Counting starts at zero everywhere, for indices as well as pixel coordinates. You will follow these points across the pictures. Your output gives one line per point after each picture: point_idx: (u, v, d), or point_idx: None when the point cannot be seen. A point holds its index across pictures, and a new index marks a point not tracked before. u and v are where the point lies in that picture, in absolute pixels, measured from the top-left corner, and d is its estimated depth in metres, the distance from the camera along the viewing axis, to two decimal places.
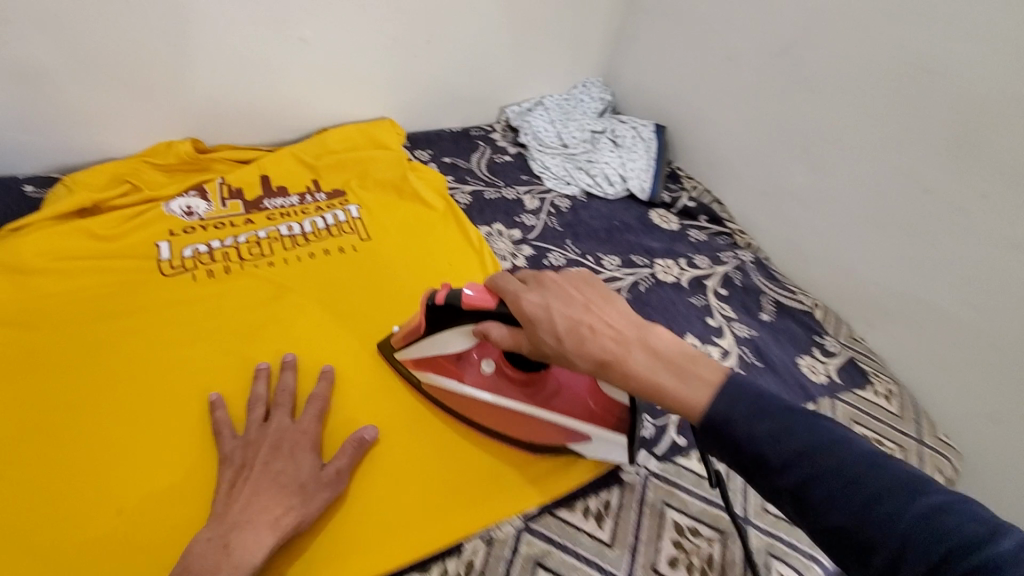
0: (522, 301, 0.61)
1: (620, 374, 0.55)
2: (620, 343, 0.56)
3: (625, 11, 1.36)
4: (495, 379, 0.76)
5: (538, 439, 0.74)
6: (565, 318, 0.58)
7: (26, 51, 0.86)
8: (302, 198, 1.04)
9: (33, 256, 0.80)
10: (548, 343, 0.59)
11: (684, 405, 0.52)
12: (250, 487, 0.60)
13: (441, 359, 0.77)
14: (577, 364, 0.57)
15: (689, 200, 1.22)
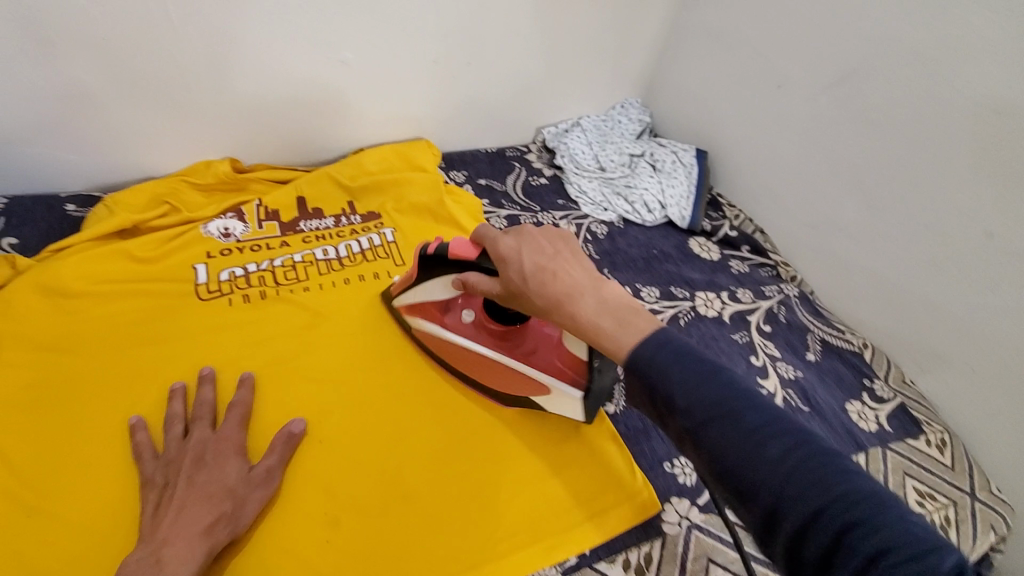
0: (499, 243, 0.62)
1: (568, 314, 0.55)
2: (576, 287, 0.56)
3: (668, 33, 1.33)
4: (475, 328, 0.78)
5: (506, 386, 0.78)
6: (533, 260, 0.59)
7: (75, 74, 0.87)
8: (338, 220, 1.03)
9: (73, 279, 0.79)
10: (513, 280, 0.60)
11: (618, 348, 0.52)
12: (178, 500, 0.59)
13: (429, 305, 0.80)
14: (534, 299, 0.58)
15: (730, 229, 1.19)
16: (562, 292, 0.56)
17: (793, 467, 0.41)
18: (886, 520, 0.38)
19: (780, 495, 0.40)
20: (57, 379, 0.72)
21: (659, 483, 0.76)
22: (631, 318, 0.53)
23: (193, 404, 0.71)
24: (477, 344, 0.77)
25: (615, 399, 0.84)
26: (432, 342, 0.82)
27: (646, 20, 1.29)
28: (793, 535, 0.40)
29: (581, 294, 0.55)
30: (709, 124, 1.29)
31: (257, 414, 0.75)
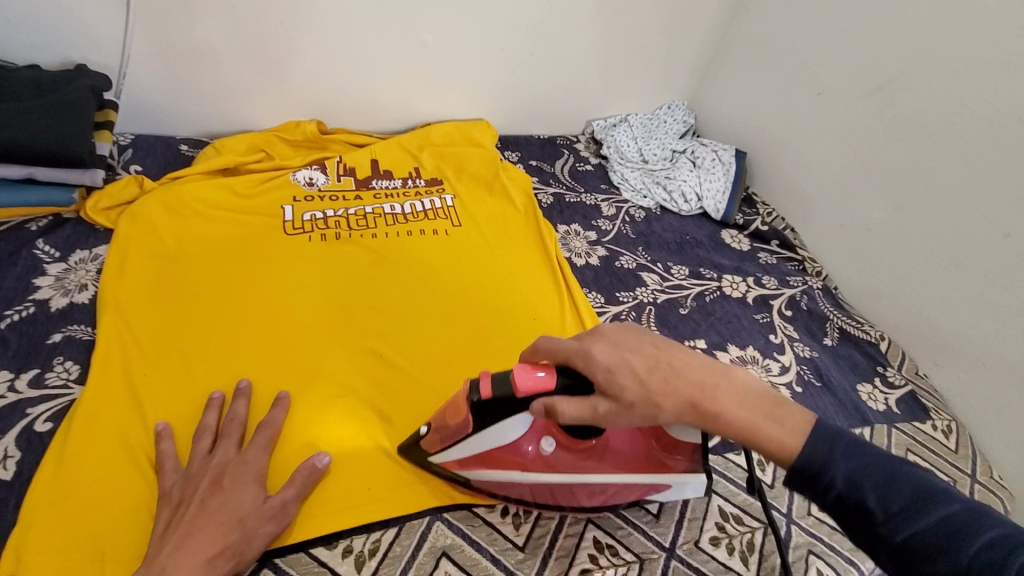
0: (594, 355, 0.58)
1: (711, 414, 0.56)
2: (702, 384, 0.57)
3: (717, 42, 1.43)
4: (563, 458, 0.67)
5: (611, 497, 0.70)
6: (643, 362, 0.57)
7: (204, 34, 1.02)
8: (404, 182, 1.15)
9: (195, 201, 0.95)
10: (633, 389, 0.56)
11: (778, 447, 0.54)
12: (187, 525, 0.57)
13: (498, 453, 0.66)
14: (663, 408, 0.56)
15: (761, 224, 1.27)
16: (694, 396, 0.56)
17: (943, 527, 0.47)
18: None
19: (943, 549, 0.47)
20: (169, 284, 0.84)
21: None
22: (776, 408, 0.57)
23: (225, 418, 0.70)
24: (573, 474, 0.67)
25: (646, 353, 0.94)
26: (509, 488, 0.69)
27: (698, 28, 1.39)
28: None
29: (713, 390, 0.56)
30: (749, 127, 1.38)
31: (285, 434, 0.72)
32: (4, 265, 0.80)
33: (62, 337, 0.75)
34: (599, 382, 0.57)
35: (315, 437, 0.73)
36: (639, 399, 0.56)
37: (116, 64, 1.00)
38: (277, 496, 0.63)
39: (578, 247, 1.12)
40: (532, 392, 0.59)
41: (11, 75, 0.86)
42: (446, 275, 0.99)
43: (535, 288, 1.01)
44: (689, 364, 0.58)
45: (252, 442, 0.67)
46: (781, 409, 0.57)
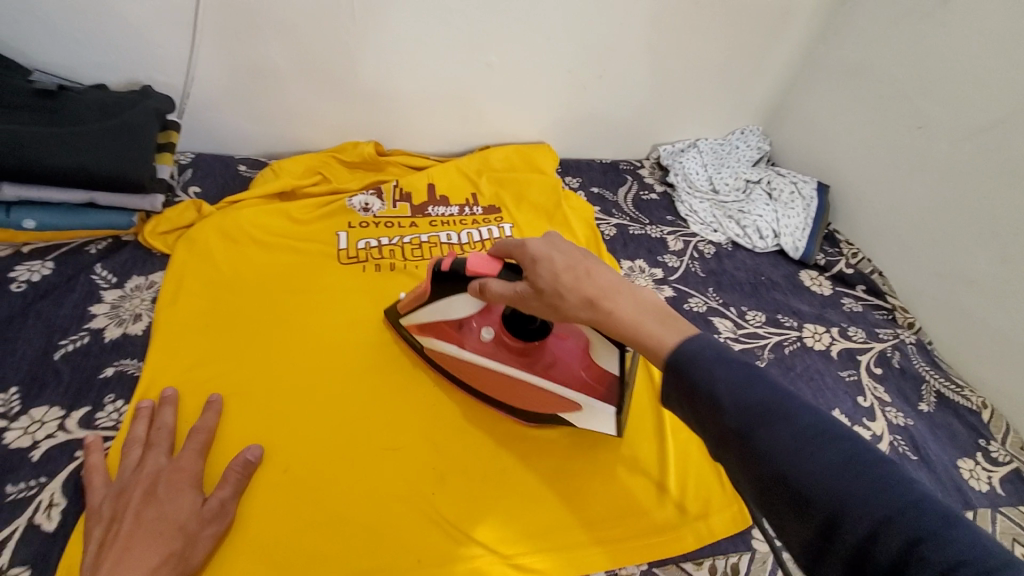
0: (527, 245, 0.61)
1: (606, 311, 0.54)
2: (612, 287, 0.55)
3: (799, 65, 1.32)
4: (495, 348, 0.76)
5: (526, 404, 0.76)
6: (564, 258, 0.58)
7: (267, 54, 1.00)
8: (461, 209, 1.10)
9: (255, 228, 0.93)
10: (544, 278, 0.58)
11: (655, 343, 0.50)
12: (124, 538, 0.54)
13: (447, 326, 0.78)
14: (565, 301, 0.56)
15: (845, 267, 1.16)
16: (595, 293, 0.55)
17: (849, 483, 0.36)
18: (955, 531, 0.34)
19: (836, 507, 0.36)
20: (218, 313, 0.82)
21: None
22: (674, 321, 0.51)
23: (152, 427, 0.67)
24: (496, 363, 0.75)
25: None
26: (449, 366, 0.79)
27: (779, 50, 1.29)
28: (849, 550, 0.35)
29: (615, 296, 0.54)
30: (833, 158, 1.27)
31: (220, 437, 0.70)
32: (62, 291, 0.79)
33: (114, 372, 0.73)
34: (525, 267, 0.61)
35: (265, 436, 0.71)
36: (548, 290, 0.57)
37: (181, 84, 0.99)
38: (216, 499, 0.62)
39: (643, 285, 1.04)
40: (475, 270, 0.68)
41: (76, 98, 0.84)
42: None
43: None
44: (610, 273, 0.56)
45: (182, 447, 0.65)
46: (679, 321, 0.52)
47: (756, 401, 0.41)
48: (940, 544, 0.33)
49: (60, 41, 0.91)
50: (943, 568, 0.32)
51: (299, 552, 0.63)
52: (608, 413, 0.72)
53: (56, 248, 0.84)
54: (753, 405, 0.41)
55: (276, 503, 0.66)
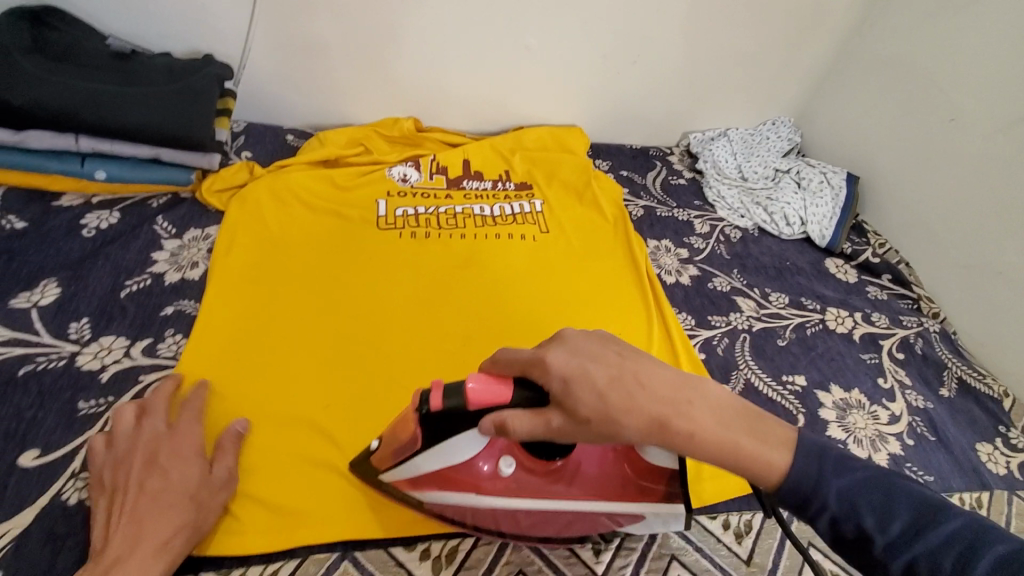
0: (549, 363, 0.50)
1: (682, 433, 0.47)
2: (675, 398, 0.48)
3: (834, 57, 1.33)
4: (520, 480, 0.60)
5: (575, 526, 0.63)
6: (604, 372, 0.49)
7: (318, 29, 1.06)
8: (494, 184, 1.14)
9: (302, 191, 0.99)
10: (589, 404, 0.47)
11: (760, 466, 0.47)
12: (131, 513, 0.55)
13: (449, 472, 0.59)
14: (625, 430, 0.47)
15: (872, 256, 1.17)
16: (664, 413, 0.47)
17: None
18: None
19: None
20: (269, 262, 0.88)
21: None
22: (758, 426, 0.49)
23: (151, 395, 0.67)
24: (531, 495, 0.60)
25: (731, 382, 0.89)
26: (466, 510, 0.62)
27: (814, 41, 1.30)
28: None
29: (686, 409, 0.48)
30: (864, 150, 1.27)
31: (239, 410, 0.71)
32: (128, 238, 0.85)
33: (174, 310, 0.79)
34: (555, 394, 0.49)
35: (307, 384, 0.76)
36: (597, 418, 0.47)
37: (237, 55, 1.06)
38: (221, 469, 0.63)
39: (669, 264, 1.07)
40: (481, 403, 0.52)
41: (146, 62, 0.90)
42: (532, 274, 0.99)
43: (622, 293, 0.99)
44: (659, 380, 0.49)
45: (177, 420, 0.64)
46: (753, 421, 0.49)
47: (869, 500, 0.43)
48: None
49: (130, 11, 0.97)
50: None
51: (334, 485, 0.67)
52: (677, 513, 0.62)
53: (121, 200, 0.90)
54: (867, 505, 0.43)
55: (313, 442, 0.70)
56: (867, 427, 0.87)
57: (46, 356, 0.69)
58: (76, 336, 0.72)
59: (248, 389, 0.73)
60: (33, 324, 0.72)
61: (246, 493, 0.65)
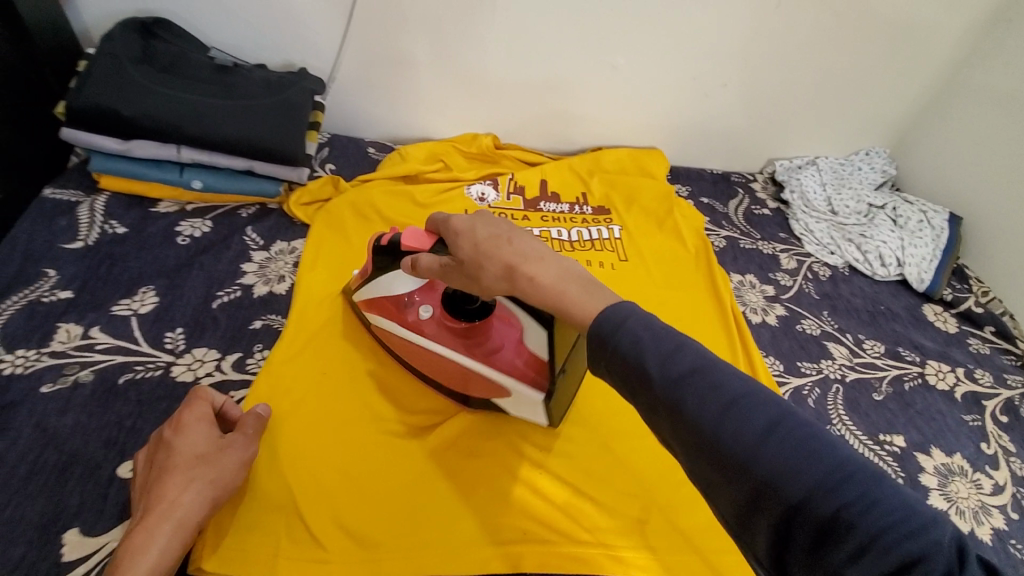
0: (453, 219, 0.59)
1: (527, 279, 0.51)
2: (534, 255, 0.53)
3: (941, 86, 1.24)
4: (433, 327, 0.74)
5: (463, 389, 0.74)
6: (488, 229, 0.56)
7: (408, 44, 1.05)
8: (572, 207, 1.11)
9: (384, 207, 0.99)
10: (465, 250, 0.56)
11: (598, 329, 0.48)
12: (147, 480, 0.58)
13: (385, 301, 0.76)
14: (488, 271, 0.54)
15: (975, 305, 1.08)
16: (517, 265, 0.52)
17: (772, 455, 0.36)
18: (879, 496, 0.34)
19: (765, 478, 0.36)
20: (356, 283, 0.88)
21: None
22: None
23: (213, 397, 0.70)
24: (434, 342, 0.73)
25: None
26: (394, 343, 0.77)
27: (922, 68, 1.21)
28: (776, 517, 0.36)
29: (537, 263, 0.52)
30: (970, 189, 1.19)
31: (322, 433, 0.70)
32: (220, 248, 0.87)
33: (262, 325, 0.80)
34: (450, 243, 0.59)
35: (388, 411, 0.74)
36: (469, 259, 0.56)
37: (328, 68, 1.07)
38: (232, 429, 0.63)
39: (754, 301, 1.02)
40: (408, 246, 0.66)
41: (246, 75, 0.92)
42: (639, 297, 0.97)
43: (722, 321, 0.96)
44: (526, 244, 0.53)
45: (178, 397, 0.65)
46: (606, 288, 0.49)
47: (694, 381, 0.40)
48: (867, 511, 0.33)
49: (232, 23, 0.99)
50: (869, 533, 0.33)
51: (420, 522, 0.65)
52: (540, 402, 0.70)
53: (213, 209, 0.92)
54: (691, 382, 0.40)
55: (396, 473, 0.69)
56: (969, 496, 0.80)
57: (144, 365, 0.71)
58: (171, 347, 0.74)
59: (331, 412, 0.72)
60: (132, 332, 0.74)
61: (336, 521, 0.64)
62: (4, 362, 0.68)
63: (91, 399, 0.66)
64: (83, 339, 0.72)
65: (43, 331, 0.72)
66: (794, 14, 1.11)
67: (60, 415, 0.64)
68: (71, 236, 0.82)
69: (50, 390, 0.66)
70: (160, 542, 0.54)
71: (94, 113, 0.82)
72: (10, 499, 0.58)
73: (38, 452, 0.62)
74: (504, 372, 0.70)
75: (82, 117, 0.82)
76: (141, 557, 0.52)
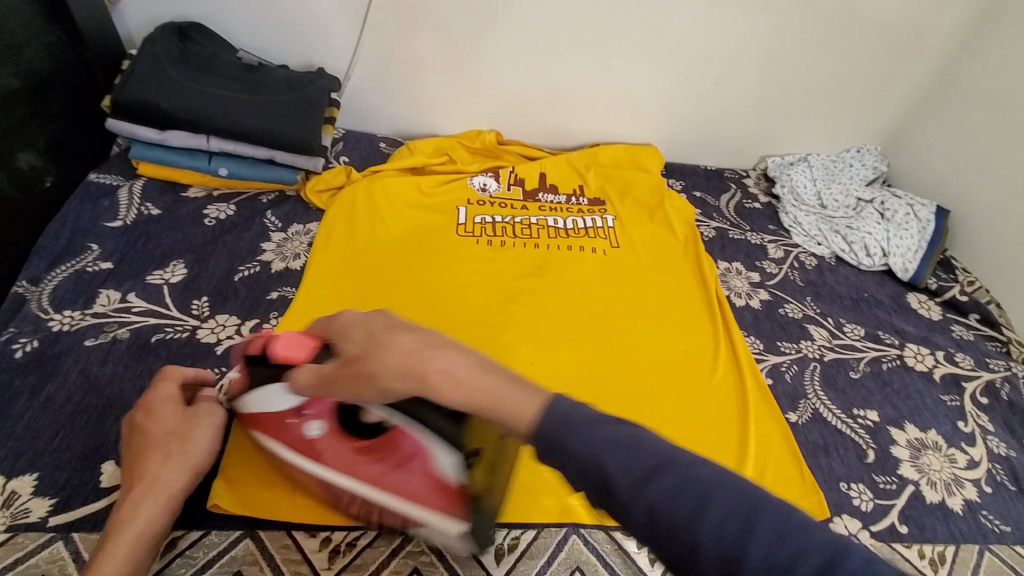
0: (342, 318, 0.54)
1: (443, 378, 0.44)
2: (432, 345, 0.46)
3: (930, 85, 1.28)
4: (329, 448, 0.61)
5: (379, 516, 0.62)
6: (383, 320, 0.50)
7: (415, 47, 1.14)
8: (568, 198, 1.18)
9: (393, 198, 1.07)
10: (356, 345, 0.50)
11: None
12: (128, 457, 0.60)
13: (270, 418, 0.62)
14: (381, 367, 0.46)
15: (960, 293, 1.11)
16: (424, 354, 0.45)
17: None
18: None
19: None
20: (355, 288, 0.91)
21: (832, 497, 0.78)
22: None
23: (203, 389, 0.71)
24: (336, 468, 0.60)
25: (798, 411, 0.88)
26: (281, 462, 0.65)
27: (908, 68, 1.26)
28: None
29: (437, 354, 0.45)
30: (960, 185, 1.22)
31: None
32: (242, 228, 0.96)
33: (279, 297, 0.88)
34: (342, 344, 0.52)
35: None
36: (360, 356, 0.49)
37: (343, 69, 1.16)
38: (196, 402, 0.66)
39: (739, 286, 1.07)
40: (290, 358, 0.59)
41: (270, 74, 1.01)
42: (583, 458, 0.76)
43: None
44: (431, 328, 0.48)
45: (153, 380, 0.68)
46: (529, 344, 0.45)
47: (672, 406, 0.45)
48: None
49: (257, 26, 1.09)
50: None
51: None
52: (460, 532, 0.58)
53: (236, 195, 1.02)
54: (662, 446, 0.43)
55: None
56: (942, 469, 0.83)
57: (173, 327, 0.80)
58: (197, 312, 0.82)
59: None
60: (163, 298, 0.83)
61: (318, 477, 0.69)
62: (54, 320, 0.77)
63: (127, 352, 0.75)
64: (121, 303, 0.81)
65: (87, 295, 0.81)
66: (781, 17, 1.17)
67: (100, 365, 0.73)
68: (112, 215, 0.92)
69: (92, 344, 0.75)
70: (152, 507, 0.56)
71: (134, 105, 0.92)
72: (57, 432, 0.67)
73: (82, 395, 0.70)
74: (409, 497, 0.57)
75: (125, 109, 0.92)
76: (134, 520, 0.55)
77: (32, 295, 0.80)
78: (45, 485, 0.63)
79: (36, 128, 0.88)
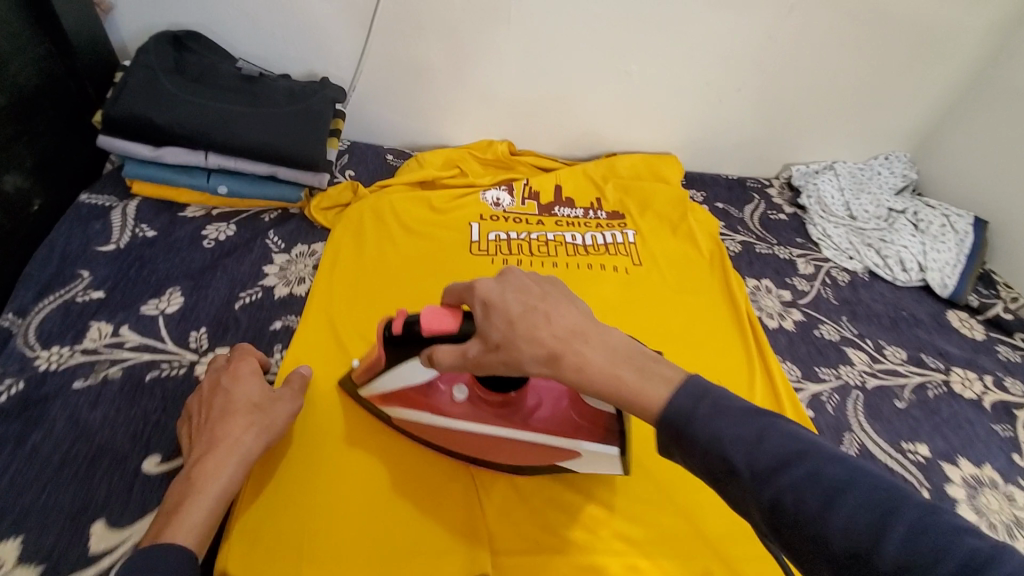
0: (480, 287, 0.54)
1: (573, 366, 0.49)
2: (574, 333, 0.50)
3: (963, 89, 1.22)
4: (472, 408, 0.67)
5: (524, 459, 0.69)
6: (521, 301, 0.51)
7: (424, 54, 1.08)
8: (586, 212, 1.12)
9: (402, 215, 1.01)
10: (498, 327, 0.51)
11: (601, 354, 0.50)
12: (210, 422, 0.63)
13: (411, 393, 0.68)
14: (524, 352, 0.50)
15: (1004, 311, 1.05)
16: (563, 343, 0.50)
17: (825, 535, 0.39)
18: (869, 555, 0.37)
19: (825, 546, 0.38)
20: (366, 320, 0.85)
21: None
22: None
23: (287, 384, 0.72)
24: (481, 423, 0.67)
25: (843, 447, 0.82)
26: (420, 430, 0.70)
27: (942, 70, 1.20)
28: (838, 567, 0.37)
29: (579, 345, 0.50)
30: (999, 195, 1.16)
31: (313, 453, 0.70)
32: (243, 251, 0.90)
33: (283, 327, 0.82)
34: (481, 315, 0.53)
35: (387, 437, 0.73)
36: (504, 340, 0.51)
37: (348, 77, 1.10)
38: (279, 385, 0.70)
39: (770, 306, 1.01)
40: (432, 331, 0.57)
41: (271, 85, 0.95)
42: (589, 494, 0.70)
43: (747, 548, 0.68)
44: (570, 311, 0.51)
45: (235, 353, 0.72)
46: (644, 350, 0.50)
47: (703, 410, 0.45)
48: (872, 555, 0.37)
49: (257, 34, 1.03)
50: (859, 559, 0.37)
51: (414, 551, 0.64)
52: (613, 456, 0.65)
53: (237, 213, 0.96)
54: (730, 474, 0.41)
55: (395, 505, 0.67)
56: (1003, 510, 0.77)
57: (169, 363, 0.74)
58: (195, 345, 0.76)
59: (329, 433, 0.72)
60: (159, 330, 0.77)
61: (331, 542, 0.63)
62: (41, 358, 0.71)
63: (120, 394, 0.69)
64: (113, 337, 0.75)
65: (76, 329, 0.75)
66: (810, 19, 1.11)
67: (91, 409, 0.67)
68: (104, 239, 0.86)
69: (82, 386, 0.69)
70: (229, 471, 0.59)
71: (125, 121, 0.86)
72: (44, 488, 0.61)
73: (70, 444, 0.64)
74: (560, 431, 0.66)
75: (115, 125, 0.86)
76: (212, 480, 0.58)
77: (18, 330, 0.74)
78: (30, 549, 0.57)
79: (23, 147, 0.82)
